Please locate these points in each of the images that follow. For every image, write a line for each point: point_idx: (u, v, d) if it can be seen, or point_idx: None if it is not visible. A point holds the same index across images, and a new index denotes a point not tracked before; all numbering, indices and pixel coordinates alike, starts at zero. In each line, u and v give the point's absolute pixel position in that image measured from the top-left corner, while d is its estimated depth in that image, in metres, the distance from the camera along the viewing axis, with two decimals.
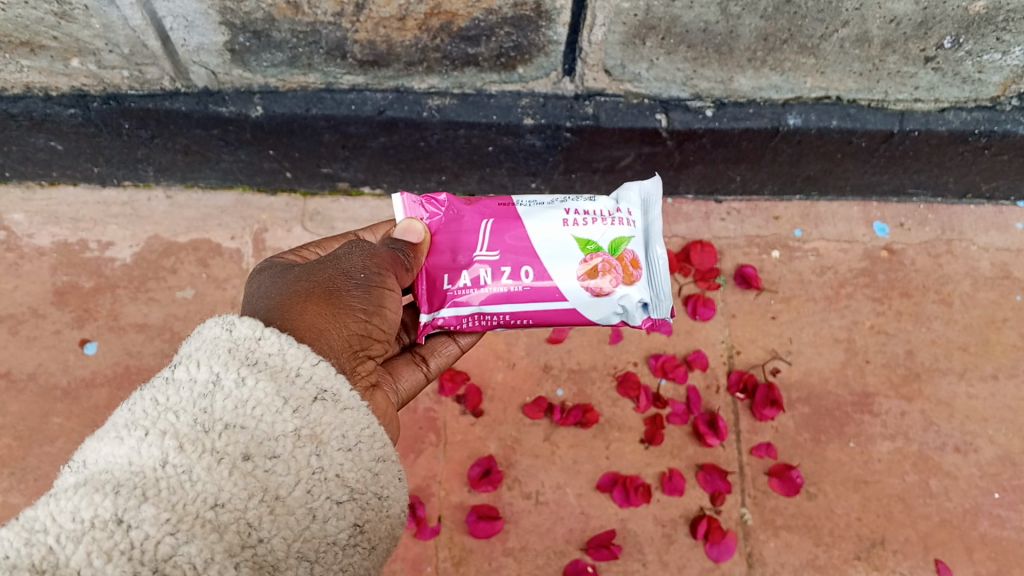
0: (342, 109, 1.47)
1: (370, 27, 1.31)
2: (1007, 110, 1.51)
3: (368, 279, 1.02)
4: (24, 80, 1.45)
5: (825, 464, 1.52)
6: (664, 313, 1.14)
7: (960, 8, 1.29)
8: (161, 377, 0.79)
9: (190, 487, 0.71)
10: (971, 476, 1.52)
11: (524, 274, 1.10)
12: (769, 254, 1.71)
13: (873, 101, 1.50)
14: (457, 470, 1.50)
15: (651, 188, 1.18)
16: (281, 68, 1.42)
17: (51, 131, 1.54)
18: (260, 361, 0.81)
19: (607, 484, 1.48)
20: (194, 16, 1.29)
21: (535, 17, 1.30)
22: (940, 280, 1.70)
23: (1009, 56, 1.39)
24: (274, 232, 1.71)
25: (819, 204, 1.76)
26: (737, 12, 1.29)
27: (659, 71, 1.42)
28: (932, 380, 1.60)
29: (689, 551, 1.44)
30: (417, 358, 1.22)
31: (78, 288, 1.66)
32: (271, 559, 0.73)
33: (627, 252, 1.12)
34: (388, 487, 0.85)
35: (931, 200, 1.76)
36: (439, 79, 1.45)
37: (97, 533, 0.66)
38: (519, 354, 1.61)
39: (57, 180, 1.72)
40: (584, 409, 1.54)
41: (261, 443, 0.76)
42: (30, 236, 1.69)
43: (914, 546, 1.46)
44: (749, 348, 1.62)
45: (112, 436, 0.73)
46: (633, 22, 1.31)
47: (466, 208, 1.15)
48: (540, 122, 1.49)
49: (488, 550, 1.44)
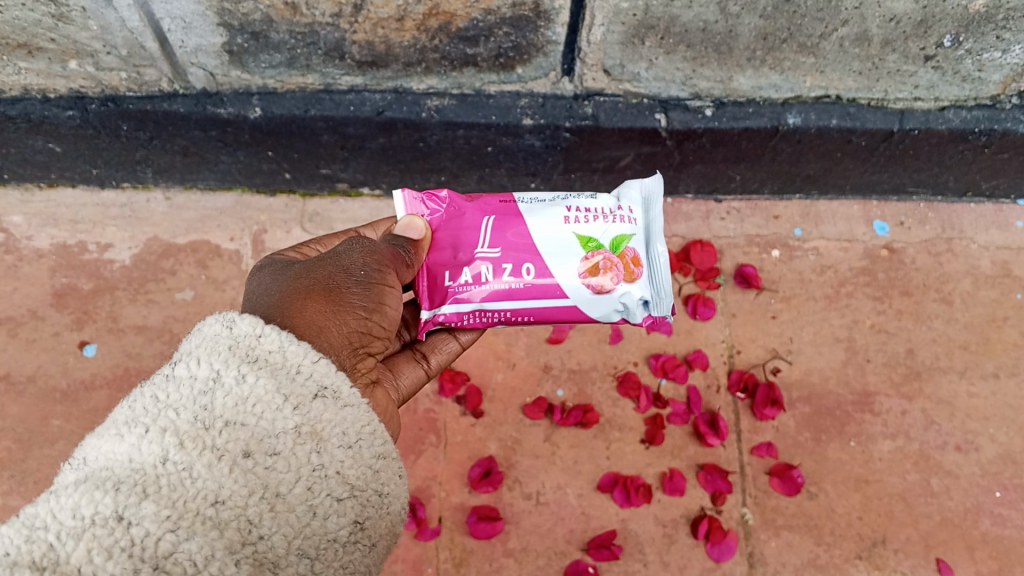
0: (341, 110, 1.47)
1: (369, 27, 1.31)
2: (1007, 108, 1.51)
3: (368, 276, 1.02)
4: (22, 82, 1.45)
5: (826, 464, 1.52)
6: (665, 311, 1.14)
7: (960, 6, 1.28)
8: (161, 374, 0.78)
9: (190, 484, 0.70)
10: (973, 474, 1.52)
11: (525, 272, 1.10)
12: (769, 254, 1.71)
13: (873, 100, 1.50)
14: (457, 470, 1.50)
15: (652, 185, 1.18)
16: (280, 69, 1.41)
17: (49, 133, 1.54)
18: (260, 358, 0.81)
19: (608, 484, 1.48)
20: (192, 17, 1.28)
21: (534, 17, 1.30)
22: (940, 279, 1.69)
23: (1010, 54, 1.39)
24: (274, 233, 1.71)
25: (819, 203, 1.76)
26: (737, 11, 1.29)
27: (658, 70, 1.42)
28: (933, 379, 1.60)
29: (689, 551, 1.44)
30: (417, 355, 1.21)
31: (77, 290, 1.65)
32: (271, 556, 0.72)
33: (628, 250, 1.12)
34: (388, 485, 0.85)
35: (931, 198, 1.76)
36: (438, 79, 1.45)
37: (98, 530, 0.66)
38: (519, 354, 1.61)
39: (56, 182, 1.72)
40: (584, 409, 1.53)
41: (261, 440, 0.76)
42: (29, 238, 1.69)
43: (915, 545, 1.45)
44: (749, 348, 1.61)
45: (112, 433, 0.73)
46: (632, 21, 1.30)
47: (467, 205, 1.14)
48: (540, 122, 1.48)
49: (489, 550, 1.44)
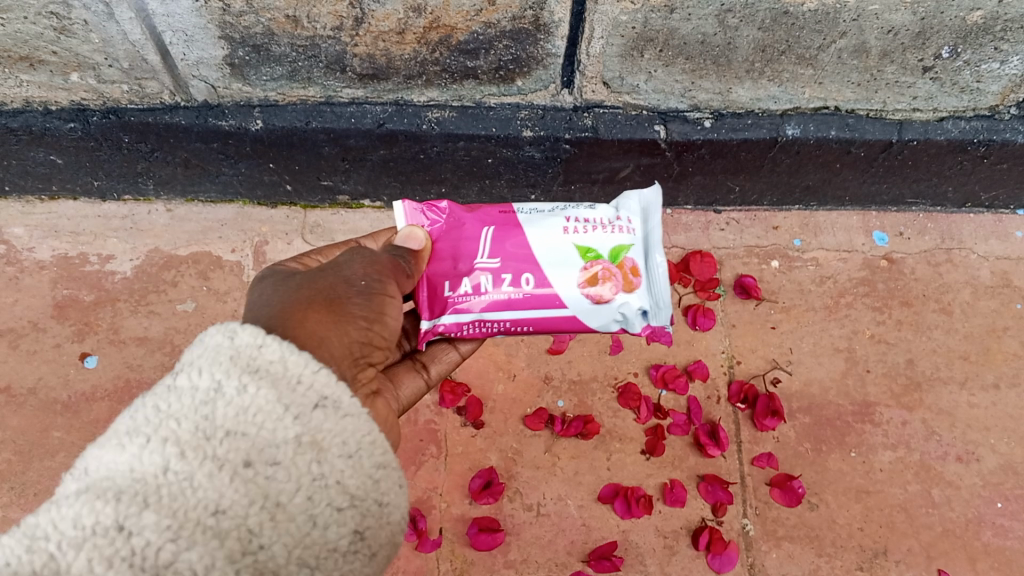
0: (342, 122, 1.48)
1: (370, 40, 1.32)
2: (1005, 119, 1.52)
3: (369, 286, 1.03)
4: (24, 94, 1.46)
5: (827, 474, 1.51)
6: (664, 320, 1.14)
7: (959, 18, 1.29)
8: (163, 384, 0.79)
9: (191, 494, 0.71)
10: (973, 485, 1.52)
11: (525, 282, 1.10)
12: (769, 264, 1.72)
13: (872, 111, 1.51)
14: (458, 481, 1.50)
15: (651, 196, 1.18)
16: (281, 81, 1.42)
17: (51, 145, 1.55)
18: (261, 369, 0.80)
19: (608, 495, 1.48)
20: (194, 30, 1.29)
21: (534, 30, 1.30)
22: (940, 289, 1.70)
23: (1008, 65, 1.39)
24: (275, 245, 1.72)
25: (818, 213, 1.77)
26: (736, 23, 1.29)
27: (658, 82, 1.43)
28: (933, 390, 1.60)
29: (691, 562, 1.43)
30: (417, 364, 1.22)
31: (78, 302, 1.66)
32: (271, 565, 0.72)
33: (627, 260, 1.12)
34: (388, 494, 0.84)
35: (930, 209, 1.77)
36: (438, 92, 1.45)
37: (99, 539, 0.66)
38: (520, 365, 1.61)
39: (57, 194, 1.73)
40: (585, 420, 1.53)
41: (261, 450, 0.75)
42: (30, 250, 1.69)
43: (917, 556, 1.45)
44: (749, 358, 1.62)
45: (114, 443, 0.74)
46: (632, 34, 1.31)
47: (466, 216, 1.15)
48: (540, 134, 1.50)
49: (490, 562, 1.43)
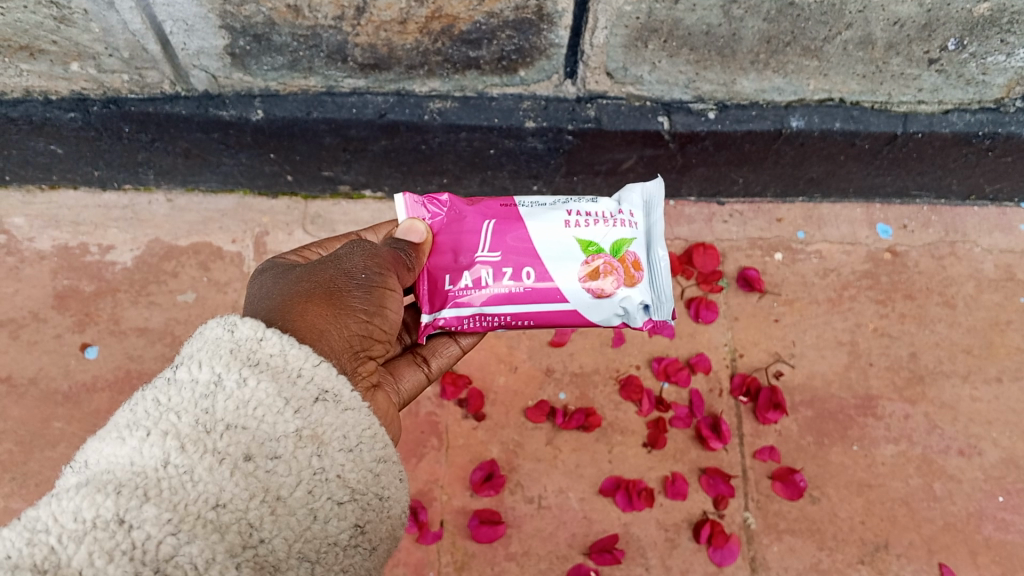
0: (343, 112, 1.47)
1: (370, 30, 1.31)
2: (1011, 112, 1.51)
3: (369, 279, 1.01)
4: (24, 84, 1.45)
5: (829, 468, 1.51)
6: (665, 315, 1.13)
7: (965, 10, 1.28)
8: (162, 377, 0.78)
9: (191, 488, 0.70)
10: (975, 479, 1.51)
11: (525, 276, 1.10)
12: (772, 256, 1.71)
13: (876, 104, 1.50)
14: (459, 474, 1.50)
15: (653, 189, 1.17)
16: (282, 71, 1.41)
17: (51, 134, 1.54)
18: (261, 362, 0.80)
19: (609, 488, 1.48)
20: (194, 20, 1.28)
21: (537, 20, 1.29)
22: (944, 282, 1.69)
23: (1014, 58, 1.38)
24: (276, 236, 1.71)
25: (822, 206, 1.76)
26: (741, 14, 1.28)
27: (661, 73, 1.42)
28: (936, 383, 1.59)
29: (692, 555, 1.43)
30: (418, 358, 1.21)
31: (78, 292, 1.65)
32: (271, 559, 0.72)
33: (629, 254, 1.11)
34: (388, 488, 0.84)
35: (935, 201, 1.76)
36: (440, 82, 1.44)
37: (99, 533, 0.65)
38: (522, 357, 1.61)
39: (57, 184, 1.72)
40: (587, 413, 1.53)
41: (262, 443, 0.75)
42: (30, 240, 1.69)
43: (918, 549, 1.45)
44: (752, 351, 1.61)
45: (114, 436, 0.73)
46: (635, 24, 1.30)
47: (468, 209, 1.14)
48: (543, 125, 1.48)
49: (491, 555, 1.43)
